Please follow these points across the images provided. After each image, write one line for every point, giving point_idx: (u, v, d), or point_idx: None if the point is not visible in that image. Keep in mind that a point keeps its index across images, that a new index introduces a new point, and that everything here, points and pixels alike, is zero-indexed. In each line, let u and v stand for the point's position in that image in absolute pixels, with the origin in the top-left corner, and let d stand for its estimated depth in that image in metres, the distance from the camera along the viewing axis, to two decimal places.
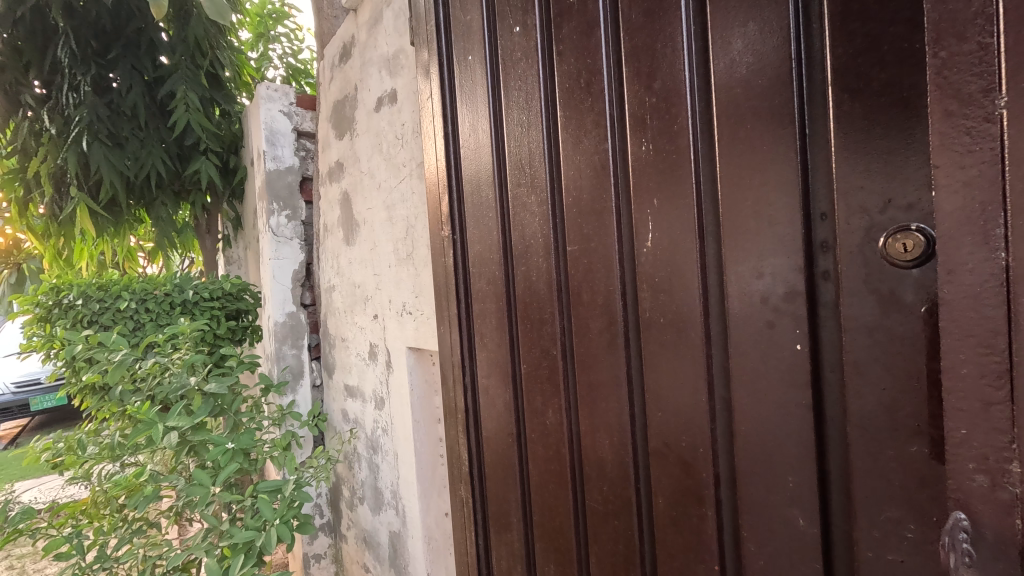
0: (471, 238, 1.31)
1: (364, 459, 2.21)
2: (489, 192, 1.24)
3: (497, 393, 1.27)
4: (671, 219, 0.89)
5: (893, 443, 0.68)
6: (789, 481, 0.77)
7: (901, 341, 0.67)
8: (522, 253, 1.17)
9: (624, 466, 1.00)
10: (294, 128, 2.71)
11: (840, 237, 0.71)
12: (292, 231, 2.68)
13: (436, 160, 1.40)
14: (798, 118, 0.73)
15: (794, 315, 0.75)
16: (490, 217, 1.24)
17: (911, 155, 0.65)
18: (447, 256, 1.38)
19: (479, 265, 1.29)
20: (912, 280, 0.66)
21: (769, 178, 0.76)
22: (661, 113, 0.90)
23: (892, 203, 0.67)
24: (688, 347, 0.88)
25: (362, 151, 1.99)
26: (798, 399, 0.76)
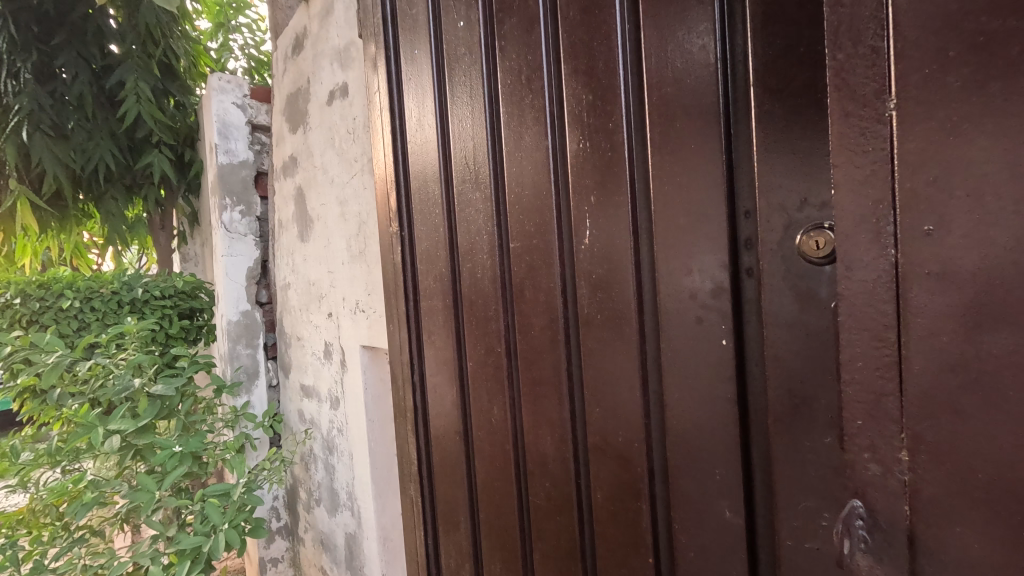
0: (418, 235, 1.29)
1: (320, 460, 2.17)
2: (435, 190, 1.23)
3: (445, 391, 1.26)
4: (608, 216, 0.90)
5: (810, 434, 0.70)
6: (716, 473, 0.79)
7: (816, 337, 0.69)
8: (467, 250, 1.16)
9: (566, 461, 1.00)
10: (249, 121, 2.64)
11: (761, 234, 0.72)
12: (246, 227, 2.61)
13: (383, 156, 1.38)
14: (723, 118, 0.75)
15: (720, 311, 0.77)
16: (437, 214, 1.23)
17: (822, 154, 0.67)
18: (396, 253, 1.36)
19: (426, 263, 1.27)
20: (826, 276, 0.68)
21: (697, 177, 0.78)
22: (597, 110, 0.90)
23: (808, 202, 0.68)
24: (624, 343, 0.89)
25: (315, 146, 1.94)
26: (723, 393, 0.77)
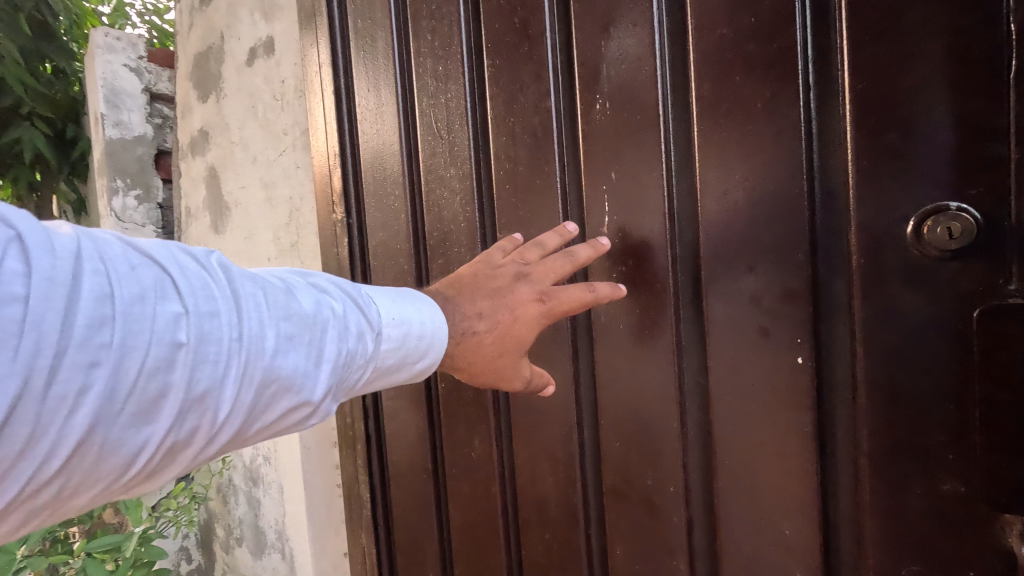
0: (369, 224, 1.02)
1: (241, 493, 1.81)
2: (394, 167, 0.96)
3: (404, 419, 1.00)
4: (634, 198, 0.70)
5: (915, 478, 0.55)
6: (785, 528, 0.62)
7: (927, 353, 0.54)
8: (439, 242, 0.92)
9: (572, 507, 0.80)
10: (145, 88, 1.86)
11: (855, 223, 0.56)
12: (144, 217, 1.89)
13: (319, 122, 1.06)
14: (802, 71, 0.58)
15: (794, 321, 0.60)
16: (396, 197, 0.97)
17: (959, 114, 0.51)
18: (338, 248, 1.07)
19: (383, 258, 1.01)
20: (947, 277, 0.52)
21: (763, 147, 0.60)
22: (620, 61, 0.70)
23: (923, 178, 0.53)
24: (655, 360, 0.70)
25: (231, 115, 1.51)
26: (797, 425, 0.61)
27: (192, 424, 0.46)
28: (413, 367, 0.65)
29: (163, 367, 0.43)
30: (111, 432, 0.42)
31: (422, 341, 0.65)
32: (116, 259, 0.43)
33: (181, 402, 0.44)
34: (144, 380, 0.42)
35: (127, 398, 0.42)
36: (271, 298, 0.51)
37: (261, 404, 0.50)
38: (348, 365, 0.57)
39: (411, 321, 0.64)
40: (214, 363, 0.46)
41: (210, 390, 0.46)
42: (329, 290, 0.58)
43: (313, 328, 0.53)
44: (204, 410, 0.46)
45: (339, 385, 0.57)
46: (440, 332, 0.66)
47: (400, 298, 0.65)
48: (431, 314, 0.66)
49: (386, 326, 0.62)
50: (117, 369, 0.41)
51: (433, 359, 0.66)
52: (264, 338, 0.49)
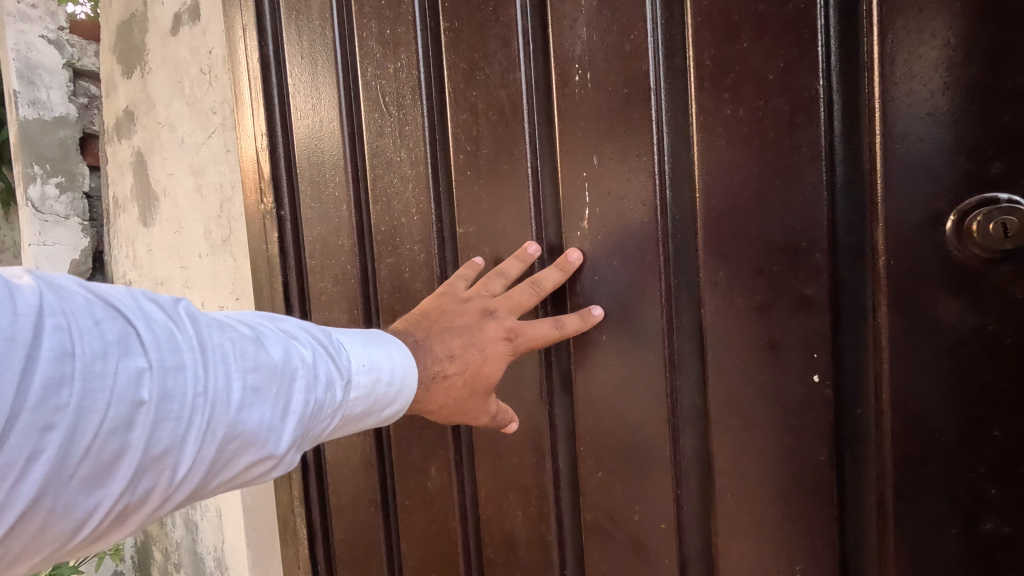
0: (307, 216, 0.88)
1: (171, 518, 1.61)
2: (334, 149, 0.82)
3: (349, 442, 0.87)
4: (619, 188, 0.60)
5: (951, 519, 0.47)
6: (794, 569, 0.54)
7: (967, 372, 0.45)
8: (389, 238, 0.78)
9: (546, 547, 0.69)
10: (67, 63, 1.53)
11: (884, 217, 0.47)
12: (67, 210, 1.54)
13: (246, 96, 0.90)
14: (820, 34, 0.48)
15: (811, 329, 0.51)
16: (337, 184, 0.83)
17: (1014, 85, 0.41)
18: (269, 245, 0.91)
19: (323, 256, 0.86)
20: (995, 283, 0.43)
21: (773, 128, 0.51)
22: (603, 24, 0.59)
23: (969, 163, 0.44)
24: (643, 377, 0.61)
25: (157, 92, 1.31)
26: (811, 454, 0.52)
27: (147, 485, 0.41)
28: (380, 414, 0.59)
29: (122, 426, 0.39)
30: (60, 498, 0.37)
31: (393, 385, 0.58)
32: (78, 310, 0.39)
33: (133, 468, 0.40)
34: (98, 444, 0.38)
35: (81, 461, 0.37)
36: (239, 347, 0.46)
37: (222, 461, 0.45)
38: (317, 419, 0.51)
39: (382, 365, 0.58)
40: (177, 420, 0.41)
41: (170, 449, 0.41)
42: (300, 335, 0.53)
43: (281, 378, 0.48)
44: (162, 470, 0.41)
45: (307, 438, 0.52)
46: (410, 376, 0.60)
47: (374, 343, 0.59)
48: (401, 357, 0.60)
49: (359, 373, 0.56)
50: (73, 430, 0.37)
51: (404, 402, 0.60)
52: (227, 391, 0.44)
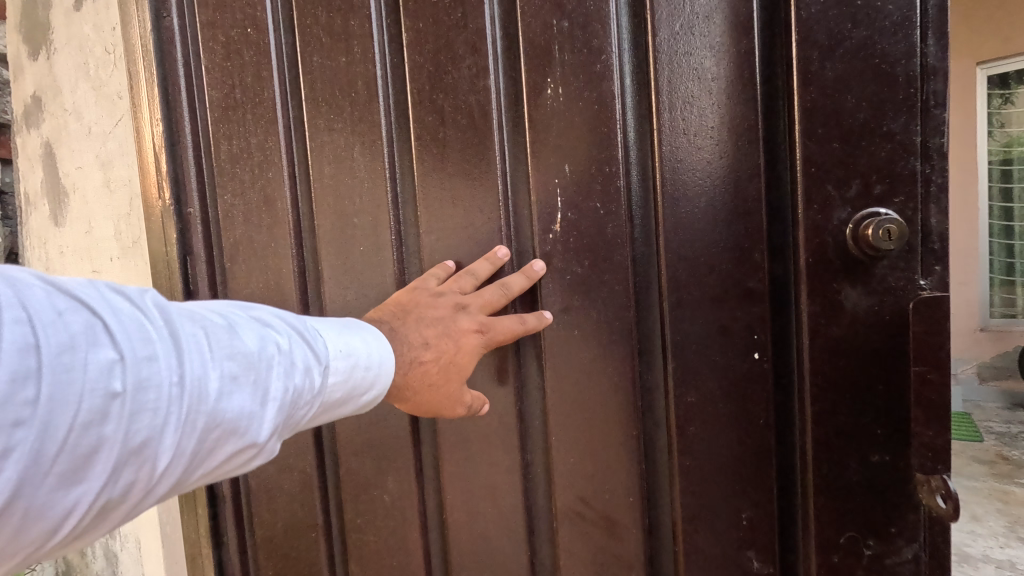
0: (222, 215, 0.76)
1: None
2: (263, 142, 0.73)
3: (286, 463, 0.79)
4: (590, 196, 0.65)
5: (856, 455, 0.60)
6: (743, 517, 0.65)
7: (866, 342, 0.59)
8: (336, 240, 0.72)
9: (517, 541, 0.72)
10: None
11: (808, 222, 0.59)
12: None
13: (143, 80, 0.78)
14: (755, 81, 0.60)
15: (756, 316, 0.63)
16: (266, 180, 0.74)
17: (887, 130, 0.57)
18: (170, 248, 0.79)
19: (246, 258, 0.76)
20: (879, 274, 0.58)
21: (721, 151, 0.62)
22: (576, 47, 0.64)
23: (863, 184, 0.58)
24: (615, 368, 0.67)
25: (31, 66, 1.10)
26: (755, 416, 0.64)
27: (126, 481, 0.38)
28: (358, 399, 0.55)
29: (97, 420, 0.36)
30: (35, 499, 0.35)
31: (370, 371, 0.56)
32: (37, 300, 0.36)
33: (111, 463, 0.37)
34: (72, 440, 0.35)
35: (54, 458, 0.35)
36: (213, 335, 0.43)
37: (203, 452, 0.42)
38: (298, 405, 0.49)
39: (358, 351, 0.55)
40: (154, 412, 0.38)
41: (149, 441, 0.38)
42: (274, 320, 0.49)
43: (260, 366, 0.45)
44: (141, 463, 0.39)
45: (288, 426, 0.49)
46: (387, 360, 0.58)
47: (349, 327, 0.56)
48: (378, 344, 0.57)
49: (335, 359, 0.53)
50: (45, 426, 0.34)
51: (378, 386, 0.57)
52: (205, 380, 0.41)
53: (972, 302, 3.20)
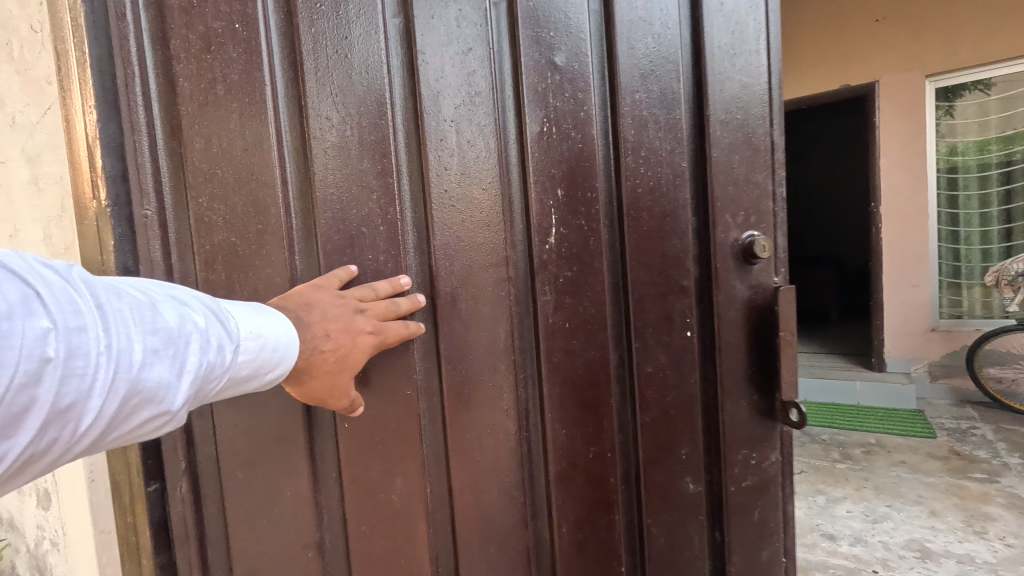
0: (196, 221, 0.63)
1: None
2: (254, 153, 0.64)
3: (272, 481, 0.66)
4: (580, 215, 0.70)
5: (745, 404, 0.74)
6: (682, 454, 0.73)
7: (753, 324, 0.73)
8: (341, 249, 0.65)
9: (517, 506, 0.72)
10: None
11: (718, 223, 0.71)
12: None
13: (73, 60, 0.62)
14: (692, 126, 0.71)
15: (688, 307, 0.72)
16: (259, 186, 0.64)
17: (761, 166, 0.72)
18: (105, 254, 0.62)
19: (228, 268, 0.64)
20: (754, 276, 0.73)
21: (667, 170, 0.71)
22: (564, 93, 0.69)
23: (747, 202, 0.72)
24: (597, 347, 0.72)
25: None
26: (690, 386, 0.73)
27: (50, 439, 0.38)
28: (266, 378, 0.52)
29: (30, 381, 0.36)
30: None
31: (279, 352, 0.53)
32: None
33: (39, 423, 0.37)
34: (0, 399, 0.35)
35: None
36: (134, 308, 0.42)
37: (125, 418, 0.42)
38: (208, 381, 0.47)
39: (269, 335, 0.52)
40: (82, 377, 0.39)
41: (78, 403, 0.39)
42: (190, 296, 0.48)
43: (178, 339, 0.44)
44: (64, 423, 0.38)
45: (199, 399, 0.47)
46: (290, 347, 0.54)
47: (259, 310, 0.53)
48: (284, 330, 0.54)
49: (245, 340, 0.50)
50: None
51: (285, 367, 0.54)
52: (128, 349, 0.41)
53: (924, 304, 3.36)
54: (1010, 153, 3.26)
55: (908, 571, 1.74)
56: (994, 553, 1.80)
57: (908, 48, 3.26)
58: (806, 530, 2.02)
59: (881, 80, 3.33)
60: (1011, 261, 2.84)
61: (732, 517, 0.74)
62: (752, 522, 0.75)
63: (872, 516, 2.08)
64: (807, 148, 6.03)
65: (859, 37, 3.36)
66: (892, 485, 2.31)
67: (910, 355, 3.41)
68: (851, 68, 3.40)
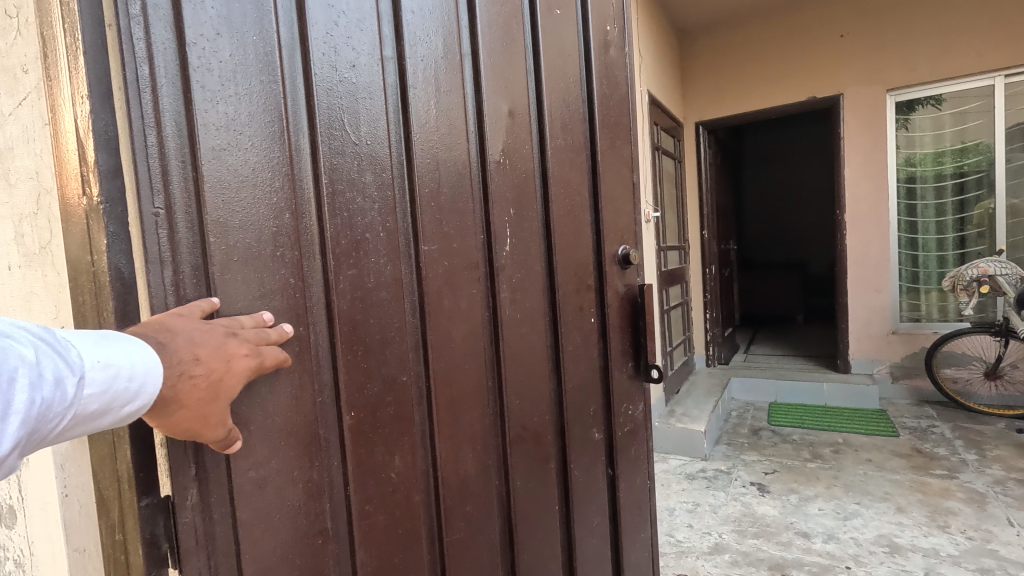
0: (209, 225, 0.53)
1: None
2: (269, 161, 0.57)
3: (288, 473, 0.59)
4: (526, 229, 0.89)
5: (622, 366, 1.09)
6: (591, 411, 1.02)
7: (625, 311, 1.10)
8: (347, 252, 0.64)
9: (487, 472, 0.82)
10: None
11: (610, 243, 1.06)
12: None
13: (61, 43, 0.49)
14: (593, 174, 1.03)
15: (591, 300, 1.02)
16: (272, 188, 0.57)
17: (626, 209, 1.12)
18: (97, 256, 0.50)
19: (244, 271, 0.55)
20: (626, 279, 1.10)
21: (579, 205, 0.99)
22: (512, 134, 0.87)
23: (622, 229, 1.10)
24: (537, 335, 0.91)
25: None
26: (593, 359, 1.03)
27: None
28: (125, 413, 0.45)
29: None
30: None
31: (135, 381, 0.45)
32: None
33: None
34: None
35: None
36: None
37: None
38: (44, 419, 0.41)
39: (120, 360, 0.44)
40: None
41: None
42: (21, 329, 0.42)
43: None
44: None
45: (37, 443, 0.42)
46: (152, 376, 0.46)
47: (112, 336, 0.46)
48: (139, 358, 0.45)
49: (89, 371, 0.43)
50: None
51: (150, 396, 0.46)
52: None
53: (885, 308, 3.49)
54: (962, 165, 3.37)
55: (878, 566, 1.80)
56: (956, 546, 1.87)
57: (870, 62, 3.40)
58: (781, 529, 2.06)
59: (844, 92, 3.47)
60: (966, 268, 2.96)
61: (618, 447, 1.08)
62: (625, 449, 1.11)
63: (842, 513, 2.14)
64: (769, 157, 6.30)
65: (826, 52, 3.50)
66: (859, 483, 2.39)
67: (872, 356, 3.55)
68: (818, 81, 3.53)
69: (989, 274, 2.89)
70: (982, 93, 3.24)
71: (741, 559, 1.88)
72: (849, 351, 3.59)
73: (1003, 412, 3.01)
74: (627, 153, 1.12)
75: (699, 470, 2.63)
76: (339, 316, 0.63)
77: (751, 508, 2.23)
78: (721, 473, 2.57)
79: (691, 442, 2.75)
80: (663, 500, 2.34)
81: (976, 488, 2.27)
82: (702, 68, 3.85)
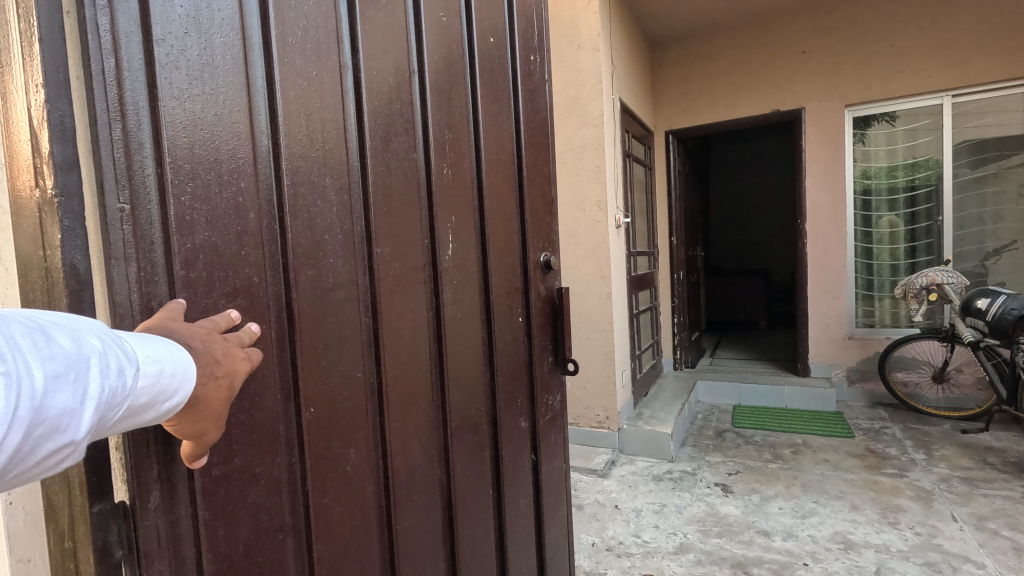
0: (173, 223, 0.51)
1: None
2: (236, 162, 0.57)
3: (250, 471, 0.58)
4: (465, 235, 0.90)
5: (542, 362, 1.12)
6: (519, 401, 1.05)
7: (542, 313, 1.13)
8: (308, 253, 0.64)
9: (432, 461, 0.82)
10: None
11: (532, 249, 1.09)
12: None
13: (15, 28, 0.46)
14: (518, 183, 1.05)
15: (518, 301, 1.04)
16: (240, 190, 0.57)
17: (548, 218, 1.15)
18: (49, 253, 0.47)
19: (210, 271, 0.54)
20: (545, 282, 1.13)
21: (508, 212, 1.02)
22: (454, 147, 0.88)
23: (544, 236, 1.14)
24: (472, 335, 0.92)
25: None
26: (520, 357, 1.05)
27: None
28: (166, 408, 0.45)
29: None
30: None
31: (180, 379, 0.46)
32: None
33: None
34: None
35: None
36: (24, 334, 0.39)
37: (16, 453, 0.37)
38: (111, 408, 0.42)
39: (168, 359, 0.45)
40: None
41: None
42: (86, 322, 0.43)
43: (76, 364, 0.40)
44: None
45: (98, 433, 0.42)
46: (189, 372, 0.47)
47: (156, 336, 0.47)
48: (179, 358, 0.46)
49: (147, 365, 0.43)
50: None
51: (187, 392, 0.47)
52: (28, 376, 0.37)
53: (842, 314, 3.64)
54: (914, 179, 3.53)
55: (833, 562, 1.87)
56: (905, 541, 1.96)
57: (830, 79, 3.55)
58: (743, 528, 2.12)
59: (806, 107, 3.62)
60: (916, 276, 3.10)
61: (541, 436, 1.12)
62: (546, 436, 1.15)
63: (801, 512, 2.22)
64: (738, 164, 6.49)
65: (789, 68, 3.64)
66: (816, 482, 2.48)
67: (830, 360, 3.68)
68: (781, 95, 3.67)
69: (937, 283, 3.03)
70: (931, 112, 3.42)
71: (705, 558, 1.92)
72: (808, 355, 3.72)
73: (949, 415, 3.18)
74: (545, 170, 1.16)
75: (664, 471, 2.68)
76: (299, 315, 0.62)
77: (714, 508, 2.28)
78: (687, 474, 2.62)
79: (659, 444, 2.80)
80: (632, 502, 2.38)
81: (923, 486, 2.39)
82: (672, 78, 3.94)
